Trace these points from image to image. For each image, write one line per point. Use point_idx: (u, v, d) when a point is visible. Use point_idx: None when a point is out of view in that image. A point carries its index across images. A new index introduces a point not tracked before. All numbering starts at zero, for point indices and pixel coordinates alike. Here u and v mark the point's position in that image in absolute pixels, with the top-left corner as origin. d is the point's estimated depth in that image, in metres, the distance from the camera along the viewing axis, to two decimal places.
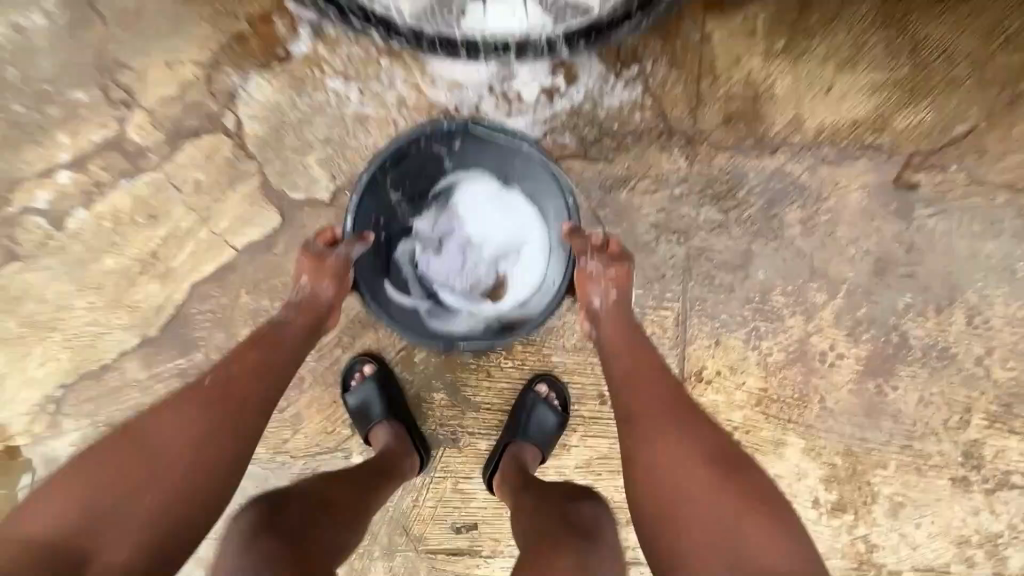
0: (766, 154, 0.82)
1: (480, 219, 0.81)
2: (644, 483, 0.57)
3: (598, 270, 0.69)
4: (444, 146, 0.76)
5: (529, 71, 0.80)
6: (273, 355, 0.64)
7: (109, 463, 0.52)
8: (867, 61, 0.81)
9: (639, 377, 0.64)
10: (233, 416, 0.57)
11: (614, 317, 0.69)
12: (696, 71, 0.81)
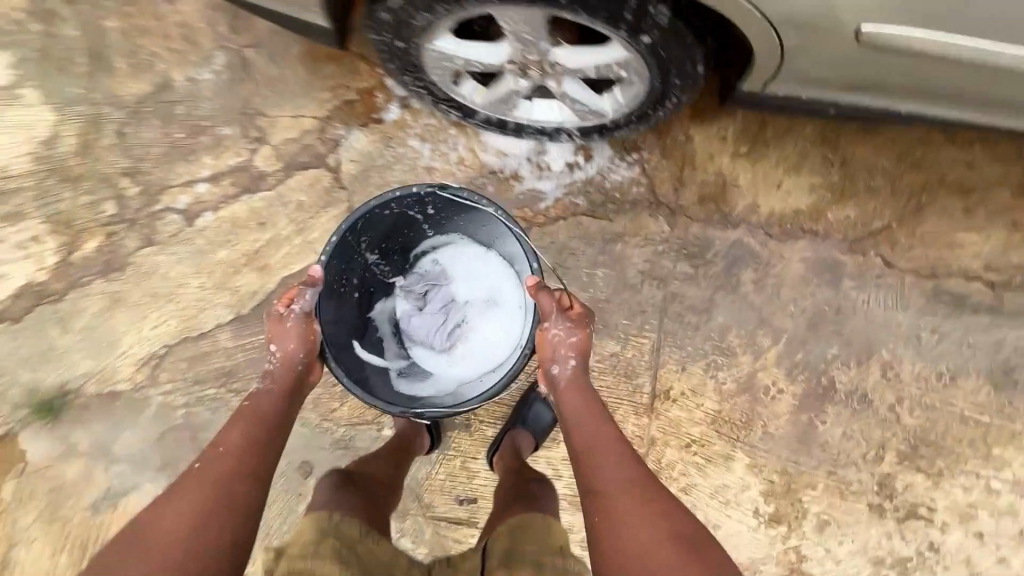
0: (729, 227, 1.09)
1: (461, 283, 1.01)
2: (608, 553, 0.68)
3: (558, 337, 0.83)
4: (420, 211, 0.94)
5: (558, 149, 1.09)
6: (257, 427, 0.76)
7: (126, 554, 0.63)
8: (808, 168, 1.09)
9: (598, 452, 0.75)
10: (228, 486, 0.69)
11: (575, 385, 0.82)
12: (680, 162, 1.09)
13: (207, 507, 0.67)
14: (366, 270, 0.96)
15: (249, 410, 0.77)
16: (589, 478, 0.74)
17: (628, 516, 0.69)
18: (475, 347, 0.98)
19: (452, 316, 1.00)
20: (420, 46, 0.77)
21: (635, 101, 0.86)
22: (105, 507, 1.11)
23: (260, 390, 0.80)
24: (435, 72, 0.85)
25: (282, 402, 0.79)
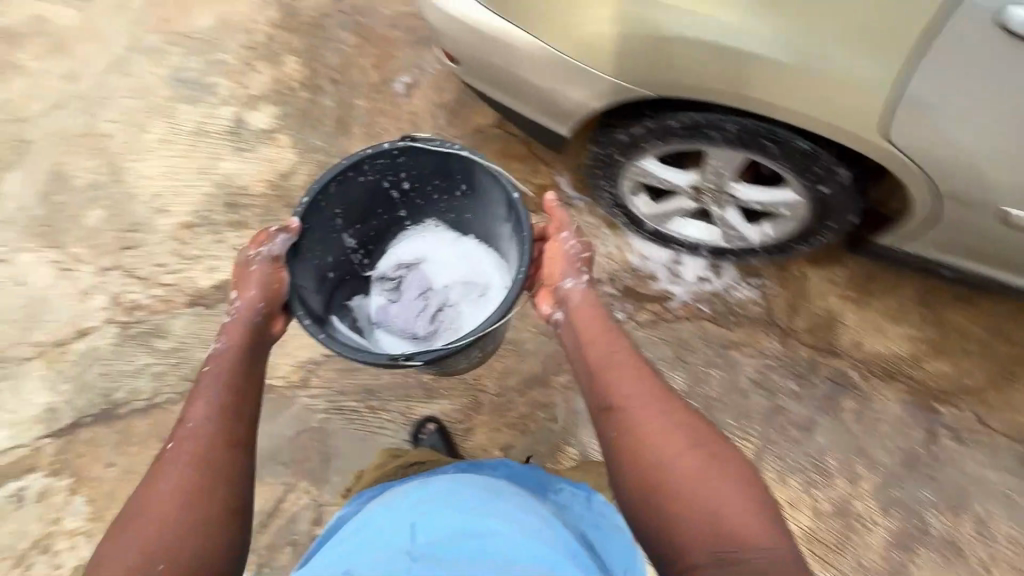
0: (835, 358, 1.23)
1: (437, 271, 1.17)
2: (628, 456, 0.73)
3: (569, 251, 0.97)
4: (394, 188, 1.07)
5: (693, 263, 1.28)
6: (225, 391, 0.79)
7: (130, 536, 0.65)
8: (908, 321, 1.24)
9: (613, 367, 0.82)
10: (208, 451, 0.72)
11: (585, 297, 0.93)
12: (796, 294, 1.26)
13: (197, 482, 0.70)
14: (344, 254, 1.08)
15: (213, 377, 0.81)
16: (603, 382, 0.81)
17: (641, 405, 0.76)
18: (454, 322, 1.12)
19: (428, 300, 1.14)
20: (631, 162, 1.00)
21: (783, 234, 1.06)
22: None
23: (225, 351, 0.86)
24: (625, 183, 1.08)
25: (245, 355, 0.85)
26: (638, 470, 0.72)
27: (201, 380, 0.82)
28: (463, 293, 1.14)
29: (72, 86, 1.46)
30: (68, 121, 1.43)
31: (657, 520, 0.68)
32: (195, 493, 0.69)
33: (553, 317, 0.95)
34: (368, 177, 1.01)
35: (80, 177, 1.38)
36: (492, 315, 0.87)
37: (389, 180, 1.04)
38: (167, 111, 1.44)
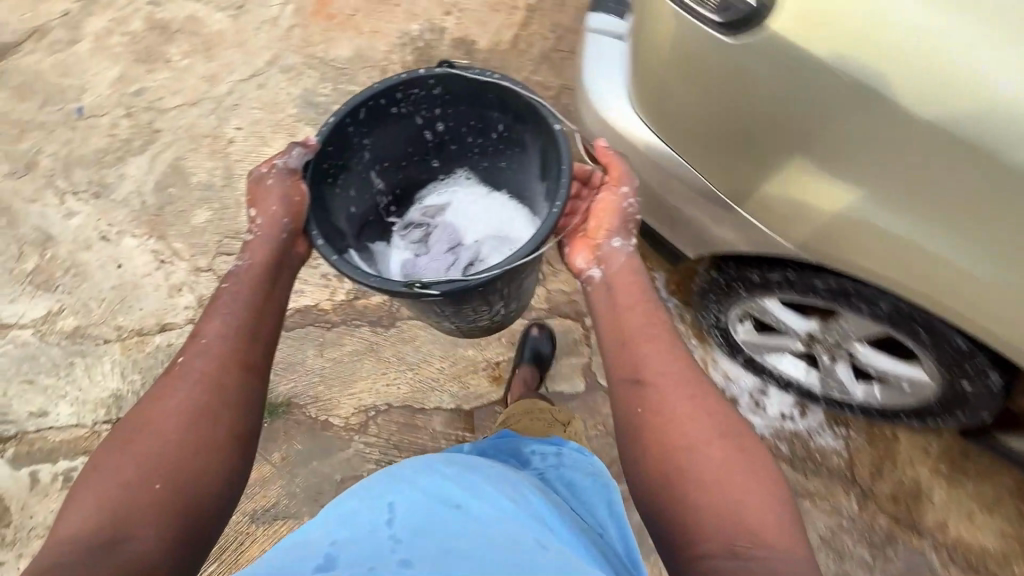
0: (914, 534, 1.15)
1: (463, 224, 1.24)
2: (649, 433, 0.74)
3: (624, 207, 0.90)
4: (429, 132, 1.13)
5: (779, 398, 1.23)
6: (238, 312, 0.85)
7: (138, 437, 0.70)
8: (1003, 513, 1.15)
9: (648, 338, 0.81)
10: (219, 366, 0.79)
11: (627, 260, 0.89)
12: (883, 454, 1.19)
13: (205, 398, 0.75)
14: (374, 194, 1.15)
15: (230, 295, 0.87)
16: (633, 355, 0.80)
17: (673, 390, 0.75)
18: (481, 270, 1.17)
19: (456, 251, 1.21)
20: (751, 297, 0.97)
21: (893, 403, 1.00)
22: (263, 520, 1.17)
23: (245, 272, 0.90)
24: (735, 311, 1.04)
25: (265, 279, 0.91)
26: (657, 455, 0.72)
27: (217, 297, 0.87)
28: (488, 243, 1.21)
29: (209, 87, 1.53)
30: (198, 119, 1.49)
31: (666, 501, 0.69)
32: (200, 411, 0.74)
33: (585, 273, 0.91)
34: (402, 109, 1.05)
35: (196, 175, 1.43)
36: (522, 249, 0.86)
37: (421, 115, 1.08)
38: (290, 130, 1.49)
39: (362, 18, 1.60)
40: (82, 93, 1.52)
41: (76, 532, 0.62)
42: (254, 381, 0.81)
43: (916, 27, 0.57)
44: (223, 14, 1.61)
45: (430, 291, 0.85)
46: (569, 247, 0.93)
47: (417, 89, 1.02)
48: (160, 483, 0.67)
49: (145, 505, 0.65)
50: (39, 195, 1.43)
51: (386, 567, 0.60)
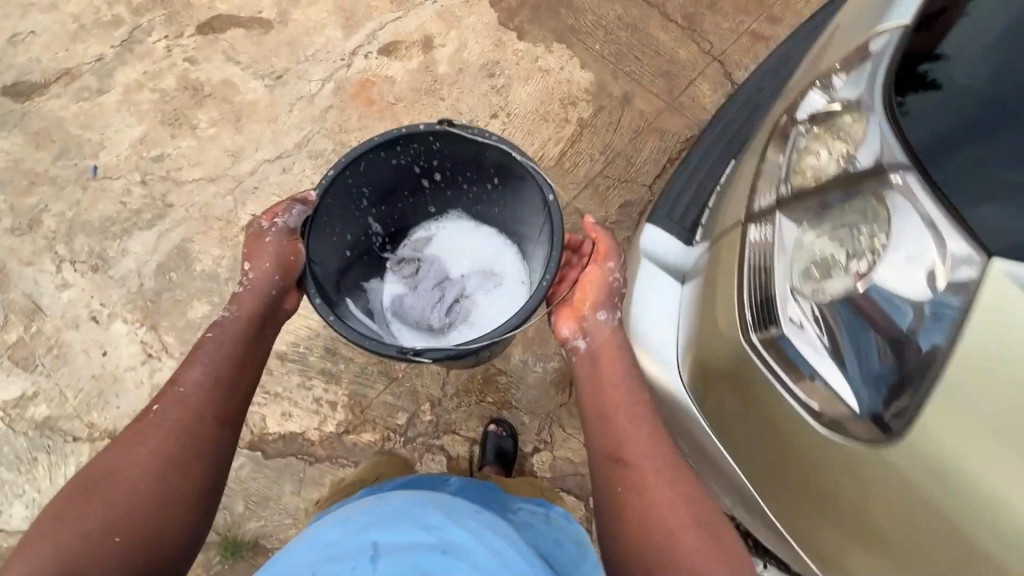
0: None
1: (451, 259, 1.28)
2: (633, 516, 0.77)
3: (611, 282, 0.98)
4: (426, 179, 1.22)
5: None
6: (216, 363, 0.93)
7: (100, 491, 0.75)
8: None
9: (632, 412, 0.87)
10: (191, 422, 0.85)
11: (612, 333, 0.95)
12: None
13: (175, 447, 0.82)
14: (366, 235, 1.22)
15: (210, 349, 0.94)
16: (613, 429, 0.86)
17: (657, 476, 0.79)
18: (471, 314, 1.21)
19: (444, 289, 1.24)
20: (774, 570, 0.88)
21: None
22: None
23: (231, 327, 0.99)
24: None
25: (246, 335, 0.99)
26: (639, 528, 0.76)
27: (198, 348, 0.95)
28: (476, 281, 1.26)
29: (231, 163, 1.44)
30: (213, 198, 1.40)
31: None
32: (171, 460, 0.81)
33: (571, 342, 0.96)
34: (400, 160, 1.15)
35: (201, 262, 1.34)
36: (511, 324, 0.95)
37: (418, 164, 1.19)
38: None
39: (402, 109, 1.51)
40: (99, 151, 1.45)
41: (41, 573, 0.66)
42: (230, 428, 0.90)
43: (996, 482, 0.57)
44: (260, 84, 1.53)
45: (421, 358, 0.95)
46: (556, 313, 1.00)
47: (415, 144, 1.13)
48: (122, 533, 0.73)
49: (106, 560, 0.70)
50: (35, 259, 1.35)
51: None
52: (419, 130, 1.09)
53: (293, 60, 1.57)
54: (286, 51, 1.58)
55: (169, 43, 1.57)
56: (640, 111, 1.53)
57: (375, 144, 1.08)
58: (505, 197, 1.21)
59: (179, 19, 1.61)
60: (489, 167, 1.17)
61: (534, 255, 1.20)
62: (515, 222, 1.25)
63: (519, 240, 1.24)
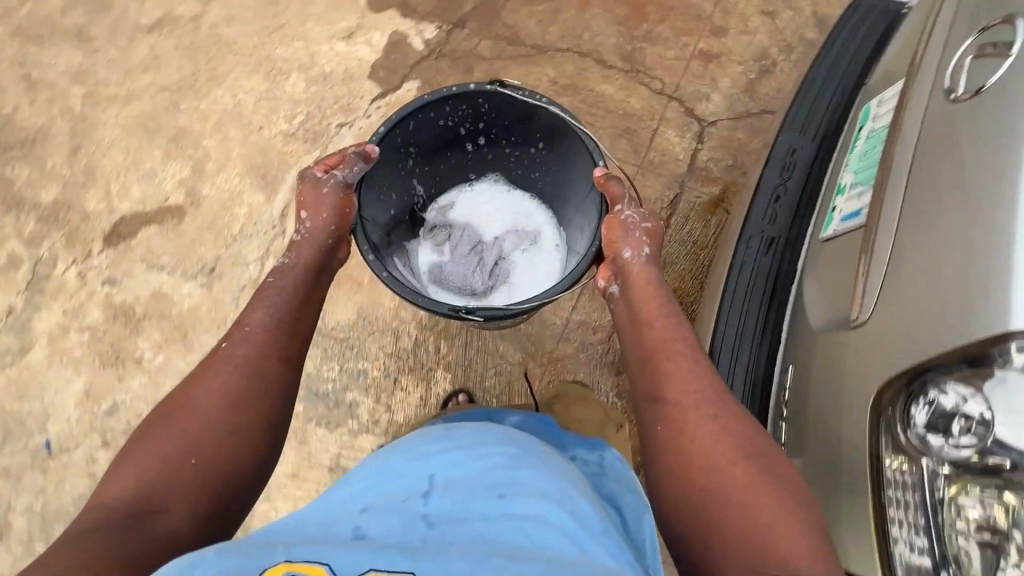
0: None
1: (485, 222, 1.39)
2: (677, 454, 0.81)
3: (625, 221, 1.08)
4: (470, 143, 1.32)
5: None
6: (269, 303, 0.96)
7: (179, 422, 0.79)
8: None
9: (666, 350, 0.94)
10: (255, 360, 0.88)
11: (642, 270, 1.06)
12: None
13: (242, 381, 0.85)
14: (409, 195, 1.32)
15: (271, 291, 0.99)
16: (651, 364, 0.93)
17: (691, 408, 0.85)
18: (508, 278, 1.34)
19: (481, 254, 1.36)
20: None
21: None
22: None
23: (294, 270, 1.04)
24: None
25: (307, 278, 1.04)
26: (684, 460, 0.80)
27: (260, 291, 0.99)
28: (513, 241, 1.38)
29: None
30: None
31: (698, 522, 0.75)
32: (235, 397, 0.83)
33: (608, 290, 1.10)
34: (447, 119, 1.23)
35: None
36: (560, 284, 1.05)
37: (465, 125, 1.27)
38: (299, 435, 1.25)
39: (356, 265, 1.33)
40: (46, 420, 1.29)
41: (113, 500, 0.70)
42: (293, 365, 0.92)
43: None
44: (194, 284, 1.36)
45: (473, 315, 1.03)
46: (598, 264, 1.15)
47: (463, 104, 1.21)
48: (194, 461, 0.75)
49: (182, 479, 0.73)
50: (15, 571, 1.19)
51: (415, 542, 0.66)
52: (470, 89, 1.16)
53: (221, 242, 1.39)
54: (210, 236, 1.40)
55: (79, 268, 1.39)
56: None
57: (427, 103, 1.15)
58: (548, 160, 1.30)
59: (82, 236, 1.42)
60: (537, 129, 1.25)
61: (574, 219, 1.33)
62: (554, 188, 1.35)
63: (557, 203, 1.36)
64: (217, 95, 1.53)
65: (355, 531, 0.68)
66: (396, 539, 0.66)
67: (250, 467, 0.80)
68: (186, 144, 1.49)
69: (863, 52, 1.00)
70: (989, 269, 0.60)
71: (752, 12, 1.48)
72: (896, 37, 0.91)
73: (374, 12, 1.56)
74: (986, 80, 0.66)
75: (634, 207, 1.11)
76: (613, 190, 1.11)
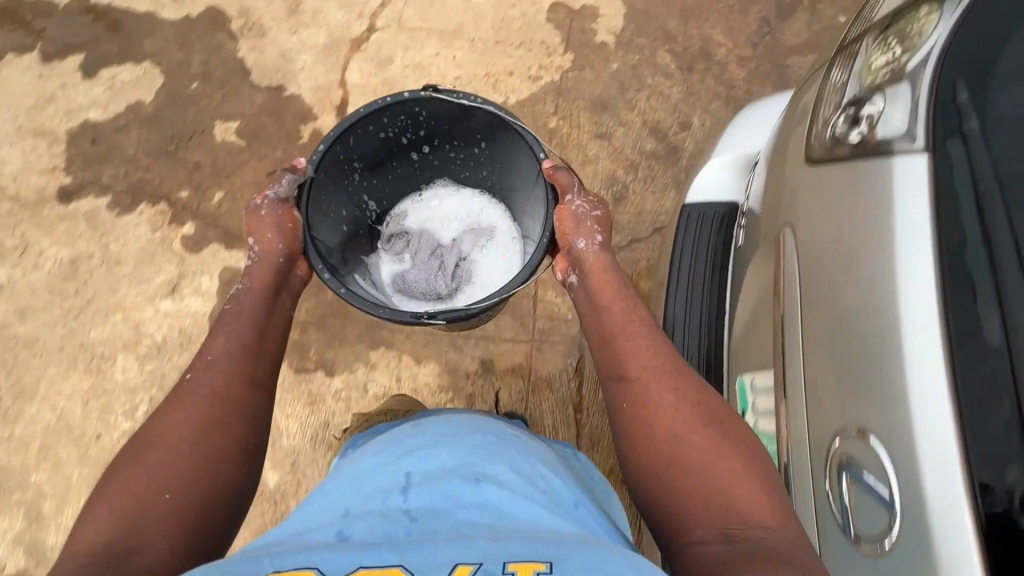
0: None
1: (441, 225, 1.33)
2: (641, 429, 0.83)
3: (577, 212, 1.10)
4: (416, 152, 1.27)
5: None
6: (223, 338, 0.94)
7: (158, 453, 0.76)
8: None
9: (626, 330, 0.95)
10: (223, 392, 0.86)
11: (599, 257, 1.07)
12: None
13: (213, 410, 0.83)
14: (360, 210, 1.26)
15: (228, 319, 0.98)
16: (617, 348, 0.94)
17: (653, 385, 0.87)
18: (473, 280, 1.27)
19: (442, 259, 1.29)
20: None
21: None
22: None
23: (248, 297, 1.02)
24: None
25: (263, 300, 1.03)
26: (648, 432, 0.83)
27: (219, 321, 0.98)
28: (470, 240, 1.31)
29: None
30: None
31: (669, 495, 0.75)
32: (211, 423, 0.82)
33: (568, 279, 1.11)
34: (386, 131, 1.18)
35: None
36: (519, 277, 1.00)
37: (407, 135, 1.22)
38: None
39: None
40: None
41: (96, 538, 0.66)
42: (260, 388, 0.91)
43: None
44: None
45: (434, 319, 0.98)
46: (552, 254, 1.16)
47: (400, 116, 1.16)
48: (171, 493, 0.71)
49: (161, 514, 0.69)
50: None
51: (399, 528, 0.68)
52: (403, 98, 1.11)
53: None
54: None
55: None
56: (512, 370, 1.27)
57: (361, 114, 1.10)
58: (493, 158, 1.25)
59: None
60: (477, 129, 1.20)
61: (526, 212, 1.26)
62: (505, 185, 1.29)
63: (512, 202, 1.30)
64: (30, 413, 1.27)
65: (339, 533, 0.68)
66: (381, 538, 0.67)
67: (229, 499, 0.78)
68: (9, 488, 1.22)
69: (713, 281, 0.98)
70: (904, 456, 0.55)
71: (586, 138, 1.45)
72: (739, 286, 0.89)
73: (194, 253, 1.39)
74: (879, 534, 0.57)
75: (584, 196, 1.11)
76: (561, 179, 1.11)
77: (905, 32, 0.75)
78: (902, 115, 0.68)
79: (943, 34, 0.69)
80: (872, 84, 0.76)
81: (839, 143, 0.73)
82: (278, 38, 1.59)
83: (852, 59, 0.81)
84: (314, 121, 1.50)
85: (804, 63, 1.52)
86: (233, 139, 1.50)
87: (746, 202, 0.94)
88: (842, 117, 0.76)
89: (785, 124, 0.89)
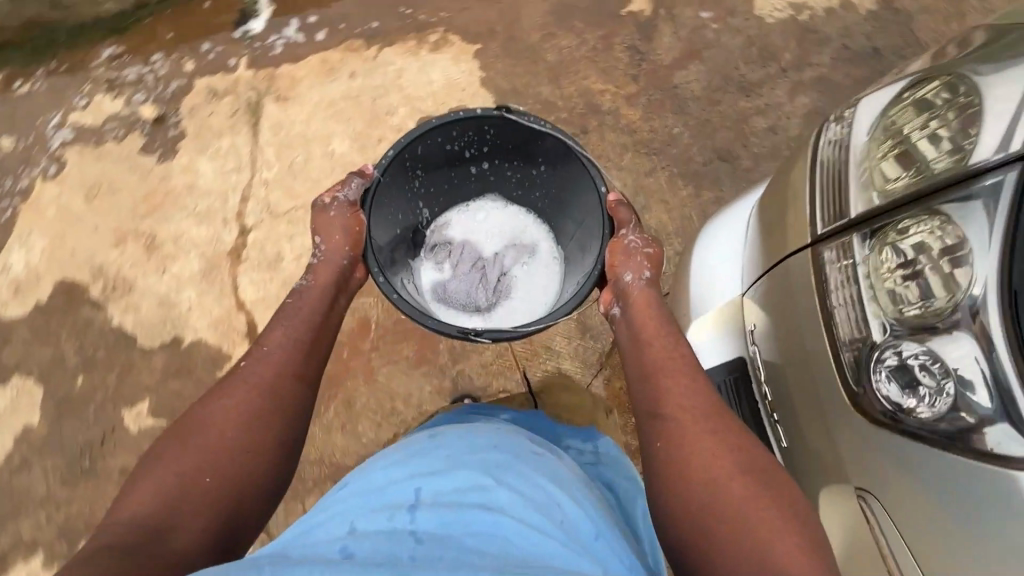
0: None
1: (486, 236, 1.20)
2: (683, 464, 0.77)
3: (630, 246, 1.02)
4: (476, 168, 1.15)
5: None
6: (270, 337, 0.92)
7: (209, 432, 0.78)
8: None
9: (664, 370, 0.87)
10: (271, 385, 0.85)
11: (642, 293, 0.99)
12: None
13: (261, 404, 0.82)
14: (412, 214, 1.14)
15: (290, 313, 0.96)
16: (654, 384, 0.86)
17: (690, 425, 0.80)
18: (514, 296, 1.16)
19: (488, 272, 1.17)
20: None
21: None
22: None
23: (308, 292, 1.00)
24: None
25: (324, 302, 1.00)
26: (687, 464, 0.77)
27: (280, 311, 0.97)
28: (512, 256, 1.19)
29: None
30: None
31: (703, 545, 0.70)
32: (257, 414, 0.81)
33: (612, 312, 1.03)
34: (454, 143, 1.08)
35: None
36: (569, 303, 0.95)
37: (471, 150, 1.11)
38: None
39: None
40: None
41: (132, 516, 0.68)
42: (309, 404, 0.88)
43: None
44: None
45: (479, 337, 0.92)
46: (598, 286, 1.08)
47: (471, 130, 1.06)
48: (210, 477, 0.74)
49: (193, 508, 0.71)
50: None
51: (404, 549, 0.62)
52: (477, 114, 1.02)
53: None
54: None
55: None
56: None
57: (435, 125, 1.01)
58: (552, 183, 1.13)
59: None
60: (539, 152, 1.09)
61: (573, 239, 1.14)
62: (556, 211, 1.16)
63: (559, 228, 1.17)
64: None
65: (344, 551, 0.63)
66: (384, 559, 0.61)
67: (261, 493, 0.78)
68: None
69: None
70: None
71: None
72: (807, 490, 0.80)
73: None
74: None
75: (638, 231, 1.04)
76: (620, 214, 1.05)
77: (928, 255, 0.68)
78: (978, 383, 0.62)
79: (990, 281, 0.61)
80: (904, 317, 0.69)
81: (900, 404, 0.66)
82: (150, 285, 1.40)
83: (852, 261, 0.73)
84: (231, 361, 1.32)
85: (690, 76, 1.43)
86: (151, 421, 1.30)
87: (764, 384, 0.85)
88: (891, 381, 0.68)
89: (786, 320, 0.80)
